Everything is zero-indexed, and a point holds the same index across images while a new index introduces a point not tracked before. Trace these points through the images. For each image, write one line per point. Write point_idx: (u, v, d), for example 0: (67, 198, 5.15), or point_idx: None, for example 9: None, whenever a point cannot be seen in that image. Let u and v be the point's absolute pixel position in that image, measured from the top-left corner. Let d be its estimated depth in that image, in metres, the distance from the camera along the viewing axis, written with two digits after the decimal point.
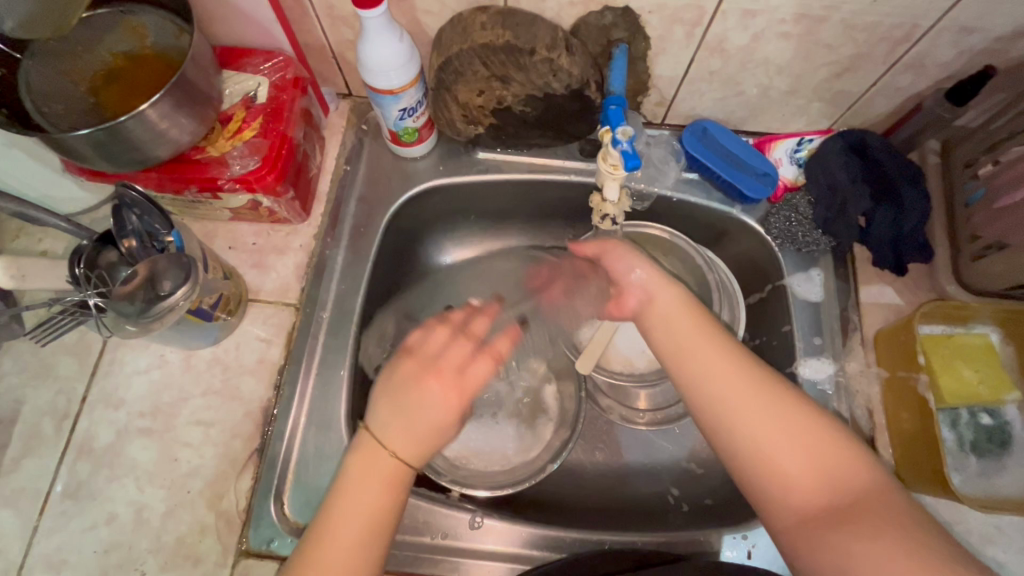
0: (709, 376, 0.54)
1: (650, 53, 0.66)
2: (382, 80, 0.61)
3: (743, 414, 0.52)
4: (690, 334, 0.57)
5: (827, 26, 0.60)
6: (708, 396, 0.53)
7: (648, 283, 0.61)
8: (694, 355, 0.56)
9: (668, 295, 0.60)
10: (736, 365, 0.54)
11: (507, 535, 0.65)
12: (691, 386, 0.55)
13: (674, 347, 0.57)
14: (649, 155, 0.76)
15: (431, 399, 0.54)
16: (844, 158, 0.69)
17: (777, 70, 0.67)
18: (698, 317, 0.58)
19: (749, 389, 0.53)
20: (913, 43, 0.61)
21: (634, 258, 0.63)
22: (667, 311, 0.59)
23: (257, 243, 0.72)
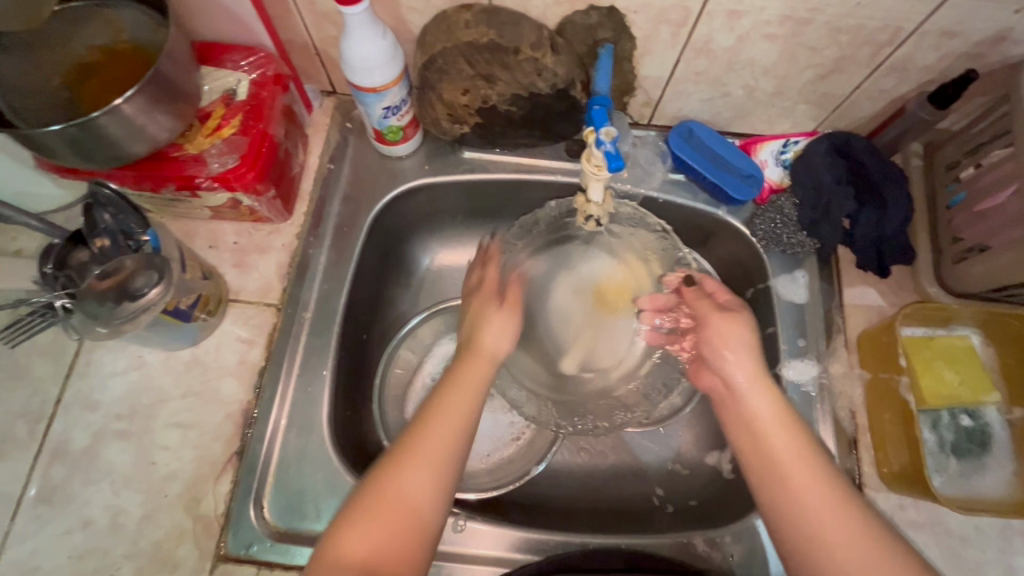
0: (802, 498, 0.51)
1: (636, 53, 0.66)
2: (366, 77, 0.60)
3: (841, 550, 0.48)
4: (786, 451, 0.54)
5: (812, 29, 0.60)
6: (795, 511, 0.51)
7: (740, 378, 0.59)
8: (788, 477, 0.52)
9: (760, 400, 0.57)
10: (835, 491, 0.51)
11: (491, 538, 0.64)
12: (769, 493, 0.53)
13: (764, 458, 0.54)
14: (635, 156, 0.76)
15: (497, 304, 0.64)
16: (828, 159, 0.70)
17: (762, 72, 0.67)
18: (795, 429, 0.55)
19: (847, 518, 0.50)
20: (896, 46, 0.61)
21: (730, 343, 0.60)
22: (759, 419, 0.56)
23: (238, 242, 0.71)
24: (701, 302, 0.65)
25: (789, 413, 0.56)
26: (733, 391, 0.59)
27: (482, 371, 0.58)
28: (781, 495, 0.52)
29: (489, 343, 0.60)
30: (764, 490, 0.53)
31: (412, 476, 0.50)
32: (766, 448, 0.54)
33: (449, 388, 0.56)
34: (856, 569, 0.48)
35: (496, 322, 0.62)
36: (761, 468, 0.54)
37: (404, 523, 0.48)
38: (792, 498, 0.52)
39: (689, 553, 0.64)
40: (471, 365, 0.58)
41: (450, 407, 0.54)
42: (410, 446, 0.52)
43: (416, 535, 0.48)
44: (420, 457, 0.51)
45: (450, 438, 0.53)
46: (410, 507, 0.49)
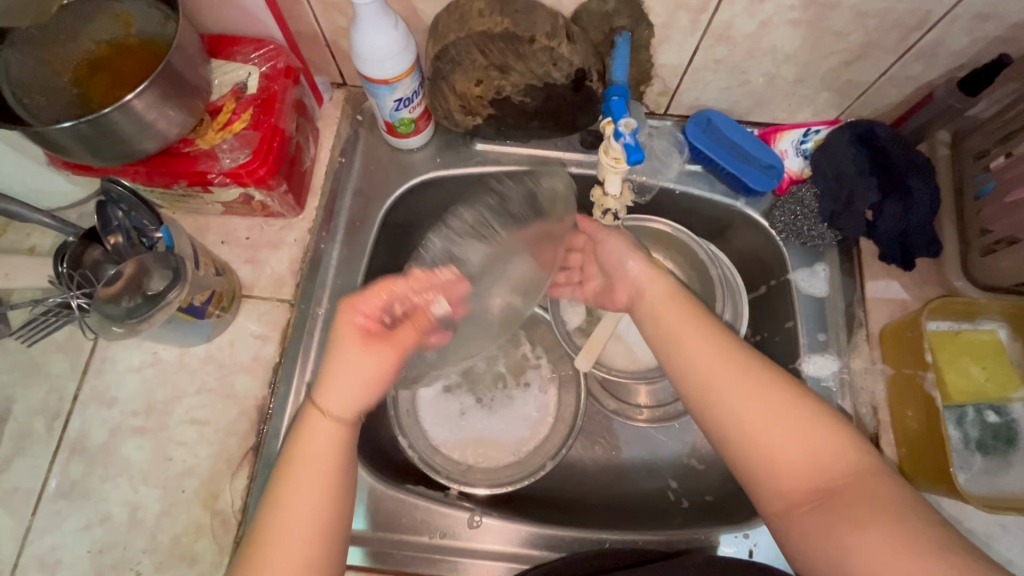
0: (700, 367, 0.50)
1: (655, 41, 0.64)
2: (377, 70, 0.59)
3: (736, 401, 0.48)
4: (677, 316, 0.54)
5: (837, 13, 0.58)
6: (694, 377, 0.51)
7: (637, 273, 0.59)
8: (682, 338, 0.52)
9: (656, 287, 0.57)
10: (726, 346, 0.51)
11: (505, 534, 0.64)
12: (677, 370, 0.52)
13: (661, 331, 0.54)
14: (652, 148, 0.74)
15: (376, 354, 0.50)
16: (851, 149, 0.67)
17: (784, 59, 0.65)
18: (686, 304, 0.55)
19: (738, 368, 0.49)
20: (926, 30, 0.59)
21: (628, 250, 0.61)
22: (649, 295, 0.57)
23: (250, 237, 0.70)
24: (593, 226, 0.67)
25: (677, 288, 0.56)
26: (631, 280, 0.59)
27: (328, 444, 0.48)
28: (678, 362, 0.52)
29: (329, 406, 0.49)
30: (666, 359, 0.53)
31: None
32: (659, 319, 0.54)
33: (288, 477, 0.48)
34: (748, 412, 0.48)
35: (352, 382, 0.49)
36: (658, 341, 0.54)
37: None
38: (687, 362, 0.51)
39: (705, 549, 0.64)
40: (303, 444, 0.48)
41: (295, 497, 0.47)
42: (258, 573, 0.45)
43: None
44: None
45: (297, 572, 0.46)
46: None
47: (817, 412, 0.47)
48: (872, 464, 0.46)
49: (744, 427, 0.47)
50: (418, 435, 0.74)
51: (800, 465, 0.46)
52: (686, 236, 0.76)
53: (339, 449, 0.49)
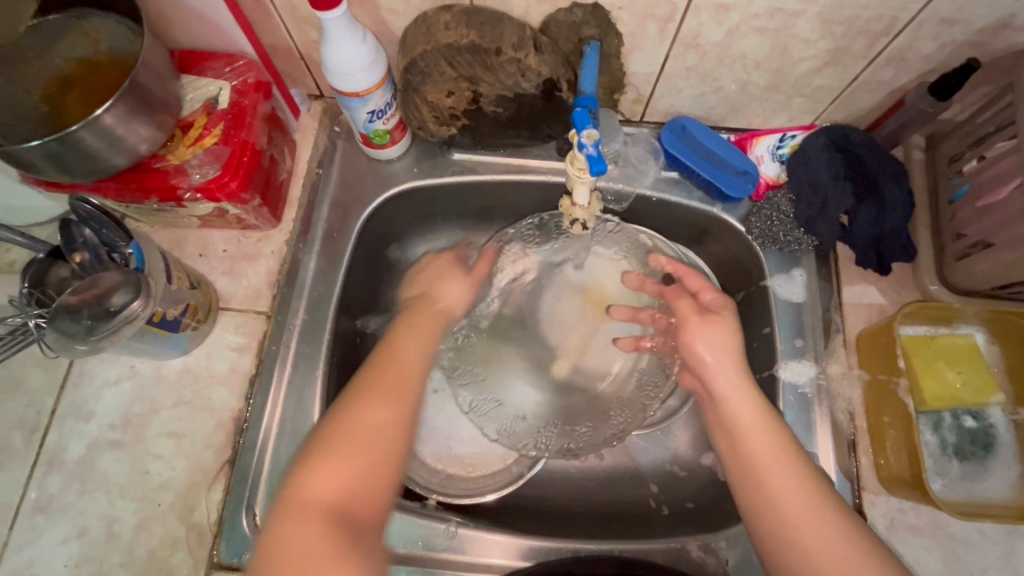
0: (780, 501, 0.52)
1: (624, 50, 0.64)
2: (348, 83, 0.60)
3: (811, 546, 0.50)
4: (767, 449, 0.55)
5: (803, 20, 0.58)
6: (772, 510, 0.52)
7: (717, 378, 0.60)
8: (765, 472, 0.54)
9: (745, 407, 0.57)
10: (814, 493, 0.52)
11: (506, 547, 0.64)
12: (756, 499, 0.53)
13: (743, 466, 0.55)
14: (626, 155, 0.74)
15: (461, 271, 0.71)
16: (826, 154, 0.67)
17: (754, 66, 0.65)
18: (776, 431, 0.56)
19: (821, 519, 0.50)
20: (893, 36, 0.59)
21: (715, 350, 0.60)
22: (741, 419, 0.57)
23: (227, 250, 0.71)
24: (686, 305, 0.64)
25: (774, 420, 0.56)
26: (719, 395, 0.59)
27: (436, 320, 0.66)
28: (759, 498, 0.53)
29: (441, 294, 0.68)
30: (748, 497, 0.54)
31: (381, 404, 0.54)
32: (747, 449, 0.55)
33: (403, 334, 0.63)
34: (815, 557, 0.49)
35: (457, 277, 0.70)
36: (742, 470, 0.55)
37: (367, 456, 0.51)
38: (767, 496, 0.53)
39: (681, 559, 0.64)
40: (420, 316, 0.66)
41: (405, 345, 0.61)
42: (380, 375, 0.57)
43: (378, 467, 0.51)
44: (385, 383, 0.56)
45: (407, 391, 0.57)
46: (371, 442, 0.52)
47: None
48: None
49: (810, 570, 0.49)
50: None
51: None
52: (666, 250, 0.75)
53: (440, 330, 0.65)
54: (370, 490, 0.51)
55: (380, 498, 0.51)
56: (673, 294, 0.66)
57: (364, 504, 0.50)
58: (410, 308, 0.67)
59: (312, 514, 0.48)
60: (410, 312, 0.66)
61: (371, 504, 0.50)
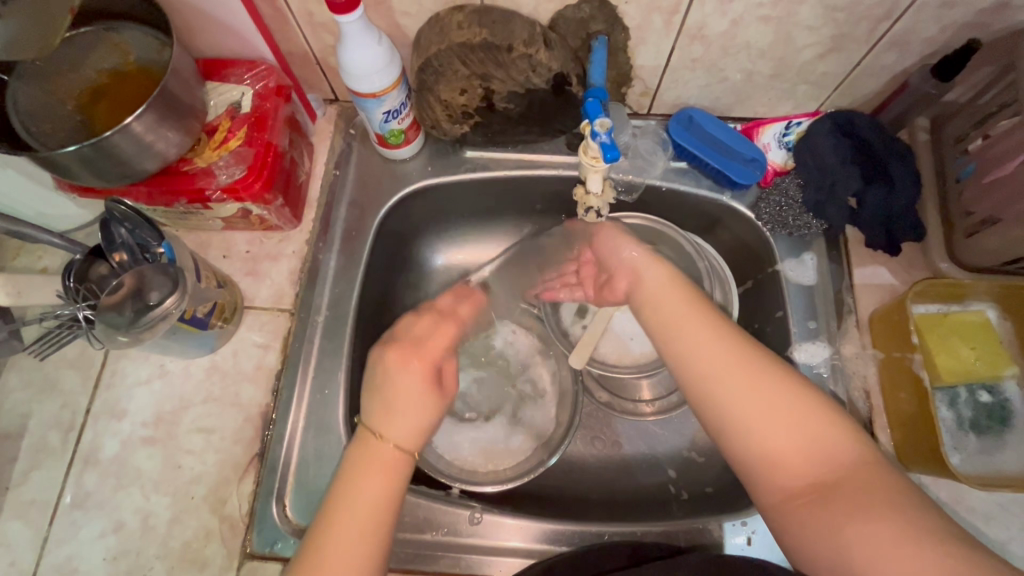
0: (696, 357, 0.52)
1: (631, 44, 0.66)
2: (365, 84, 0.62)
3: (736, 387, 0.49)
4: (677, 305, 0.56)
5: (806, 8, 0.60)
6: (693, 366, 0.52)
7: (638, 262, 0.62)
8: (680, 324, 0.54)
9: (656, 276, 0.60)
10: (725, 341, 0.52)
11: (528, 532, 0.65)
12: (679, 361, 0.53)
13: (663, 328, 0.56)
14: (636, 147, 0.76)
15: (424, 379, 0.56)
16: (832, 139, 0.68)
17: (759, 55, 0.67)
18: (687, 292, 0.57)
19: (739, 356, 0.51)
20: (894, 20, 0.61)
21: (626, 242, 0.65)
22: (654, 285, 0.59)
23: (250, 251, 0.73)
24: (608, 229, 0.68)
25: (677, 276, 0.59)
26: (638, 283, 0.60)
27: (390, 466, 0.52)
28: (679, 357, 0.53)
29: (389, 431, 0.54)
30: (672, 359, 0.54)
31: None
32: (660, 308, 0.56)
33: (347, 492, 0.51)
34: (744, 399, 0.49)
35: (413, 408, 0.55)
36: (660, 337, 0.56)
37: None
38: (689, 350, 0.53)
39: (702, 539, 0.64)
40: (368, 463, 0.52)
41: (345, 522, 0.49)
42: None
43: None
44: None
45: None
46: None
47: (816, 401, 0.48)
48: (871, 454, 0.46)
49: (742, 417, 0.48)
50: None
51: (792, 452, 0.46)
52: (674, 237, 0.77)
53: (399, 475, 0.53)
54: None
55: None
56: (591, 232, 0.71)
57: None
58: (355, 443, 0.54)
59: None
60: (354, 439, 0.55)
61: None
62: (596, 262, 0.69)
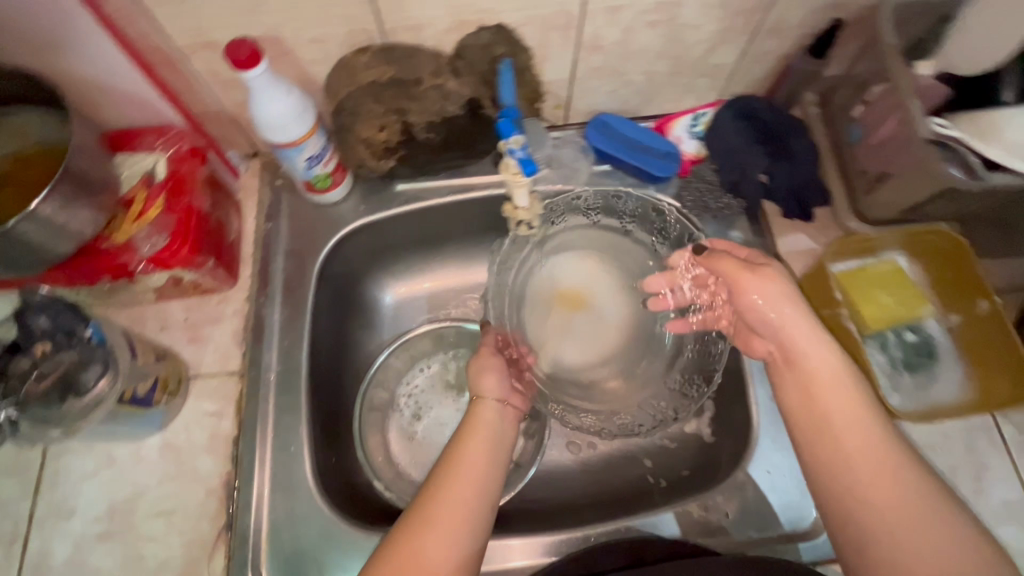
0: (855, 462, 0.51)
1: (534, 62, 0.69)
2: (282, 134, 0.62)
3: (891, 516, 0.48)
4: (842, 414, 0.53)
5: (686, 10, 0.65)
6: (847, 471, 0.51)
7: (796, 336, 0.57)
8: (835, 432, 0.52)
9: (820, 360, 0.55)
10: (892, 459, 0.50)
11: (531, 548, 0.65)
12: (832, 464, 0.52)
13: (817, 421, 0.54)
14: (559, 157, 0.79)
15: (494, 348, 0.69)
16: (737, 124, 0.73)
17: (655, 56, 0.71)
18: (854, 392, 0.53)
19: (901, 487, 0.48)
20: (766, 11, 0.66)
21: (780, 301, 0.57)
22: (818, 377, 0.55)
23: (188, 318, 0.71)
24: (747, 272, 0.59)
25: (851, 370, 0.54)
26: (795, 369, 0.57)
27: (494, 413, 0.62)
28: (827, 455, 0.52)
29: (486, 390, 0.64)
30: (820, 455, 0.53)
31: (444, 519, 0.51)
32: (818, 408, 0.54)
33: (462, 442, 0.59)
34: (897, 523, 0.47)
35: (494, 369, 0.65)
36: (812, 429, 0.54)
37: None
38: (840, 456, 0.51)
39: (685, 522, 0.66)
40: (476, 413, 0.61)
41: (468, 464, 0.56)
42: (450, 474, 0.55)
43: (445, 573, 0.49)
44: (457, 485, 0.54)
45: (472, 488, 0.54)
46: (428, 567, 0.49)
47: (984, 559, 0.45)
48: None
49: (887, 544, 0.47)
50: (395, 479, 0.75)
51: None
52: (612, 222, 0.78)
53: (499, 425, 0.61)
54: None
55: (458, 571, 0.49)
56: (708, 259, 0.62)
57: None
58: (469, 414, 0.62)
59: None
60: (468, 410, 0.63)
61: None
62: (745, 322, 0.62)
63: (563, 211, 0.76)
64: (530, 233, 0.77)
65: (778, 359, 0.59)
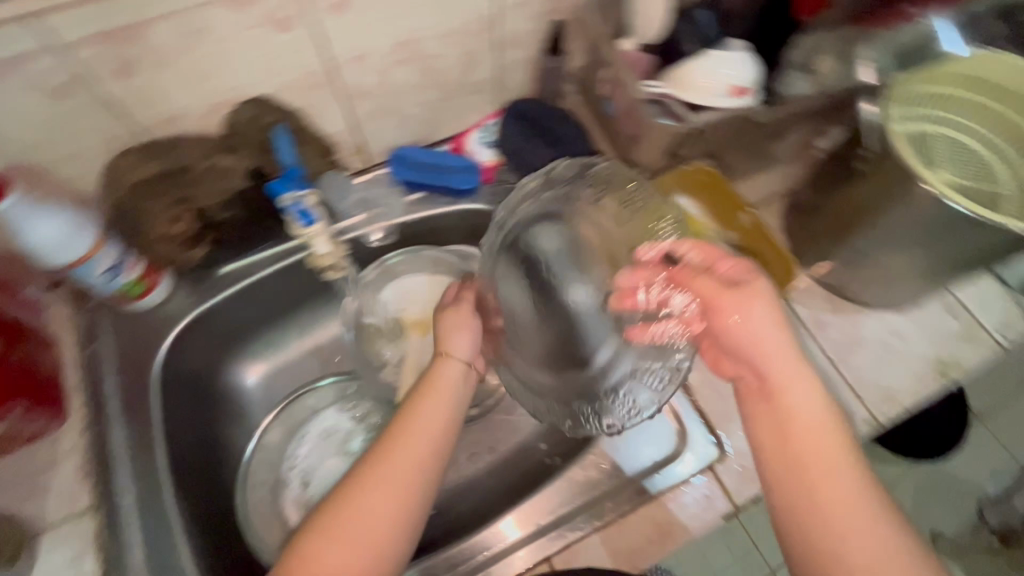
0: (818, 495, 0.49)
1: (307, 119, 0.73)
2: (64, 254, 0.61)
3: (859, 552, 0.47)
4: (820, 446, 0.50)
5: (425, 42, 0.71)
6: (809, 501, 0.49)
7: (756, 330, 0.53)
8: (809, 468, 0.49)
9: (802, 397, 0.52)
10: (868, 491, 0.49)
11: (530, 519, 0.69)
12: (798, 495, 0.49)
13: (784, 451, 0.51)
14: (373, 198, 0.83)
15: (468, 309, 0.64)
16: (516, 126, 0.83)
17: (419, 88, 0.77)
18: (835, 434, 0.50)
19: (869, 515, 0.48)
20: (497, 27, 0.74)
21: (751, 309, 0.53)
22: (796, 416, 0.51)
23: (18, 472, 0.65)
24: (743, 291, 0.53)
25: (836, 420, 0.51)
26: (768, 389, 0.53)
27: (457, 369, 0.62)
28: (799, 484, 0.49)
29: (456, 349, 0.62)
30: (785, 480, 0.50)
31: (387, 478, 0.54)
32: (793, 449, 0.50)
33: (413, 408, 0.59)
34: (864, 556, 0.46)
35: (466, 327, 0.63)
36: (785, 458, 0.51)
37: (365, 543, 0.51)
38: (782, 453, 0.51)
39: (575, 487, 0.70)
40: (434, 371, 0.62)
41: (423, 421, 0.58)
42: (405, 427, 0.57)
43: (385, 531, 0.52)
44: (409, 436, 0.57)
45: (428, 436, 0.57)
46: (363, 523, 0.52)
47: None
48: None
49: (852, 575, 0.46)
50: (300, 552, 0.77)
51: None
52: (430, 246, 0.87)
53: (457, 386, 0.61)
54: (371, 542, 0.52)
55: (397, 520, 0.53)
56: (688, 275, 0.54)
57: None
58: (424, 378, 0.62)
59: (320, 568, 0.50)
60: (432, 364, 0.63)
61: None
62: (716, 344, 0.56)
63: (498, 231, 0.66)
64: (337, 276, 0.82)
65: (746, 383, 0.55)
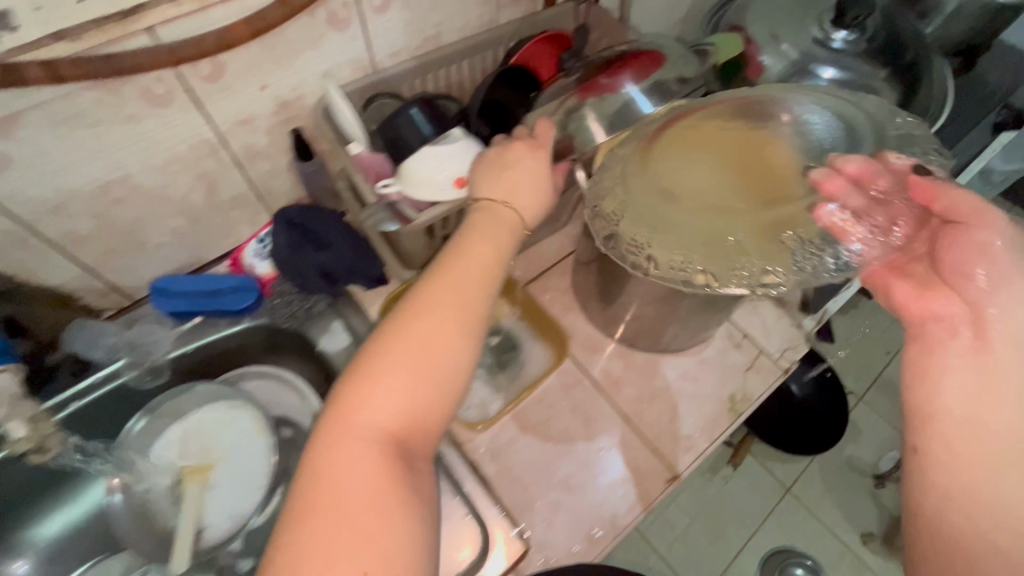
0: (1000, 447, 0.49)
1: (18, 278, 0.66)
2: None
3: (999, 496, 0.48)
4: (1013, 405, 0.49)
5: (139, 177, 0.66)
6: (972, 446, 0.49)
7: (991, 291, 0.51)
8: (992, 421, 0.49)
9: (1018, 365, 0.50)
10: None
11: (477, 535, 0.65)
12: (962, 438, 0.50)
13: (983, 396, 0.50)
14: (132, 340, 0.77)
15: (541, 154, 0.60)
16: (285, 236, 0.77)
17: (157, 219, 0.72)
18: None
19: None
20: (226, 146, 0.70)
21: (989, 240, 0.50)
22: (1001, 373, 0.50)
23: None
24: (971, 233, 0.51)
25: None
26: (975, 340, 0.52)
27: (508, 229, 0.56)
28: (966, 425, 0.50)
29: (517, 200, 0.57)
30: (951, 422, 0.51)
31: (440, 317, 0.49)
32: (993, 396, 0.50)
33: (466, 245, 0.53)
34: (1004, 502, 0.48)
35: (537, 180, 0.59)
36: (971, 405, 0.50)
37: (437, 367, 0.47)
38: (943, 427, 0.51)
39: None
40: (493, 217, 0.56)
41: (456, 276, 0.51)
42: (450, 269, 0.51)
43: (442, 379, 0.47)
44: (452, 274, 0.51)
45: (476, 278, 0.51)
46: (428, 351, 0.47)
47: None
48: None
49: (977, 502, 0.48)
50: None
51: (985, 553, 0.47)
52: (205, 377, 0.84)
53: (511, 234, 0.56)
54: (423, 403, 0.47)
55: (448, 372, 0.48)
56: (930, 188, 0.51)
57: (428, 415, 0.47)
58: (478, 210, 0.57)
59: (393, 400, 0.45)
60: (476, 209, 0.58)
61: (428, 440, 0.48)
62: (931, 255, 0.54)
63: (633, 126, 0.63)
64: (45, 459, 0.73)
65: (935, 329, 0.54)
